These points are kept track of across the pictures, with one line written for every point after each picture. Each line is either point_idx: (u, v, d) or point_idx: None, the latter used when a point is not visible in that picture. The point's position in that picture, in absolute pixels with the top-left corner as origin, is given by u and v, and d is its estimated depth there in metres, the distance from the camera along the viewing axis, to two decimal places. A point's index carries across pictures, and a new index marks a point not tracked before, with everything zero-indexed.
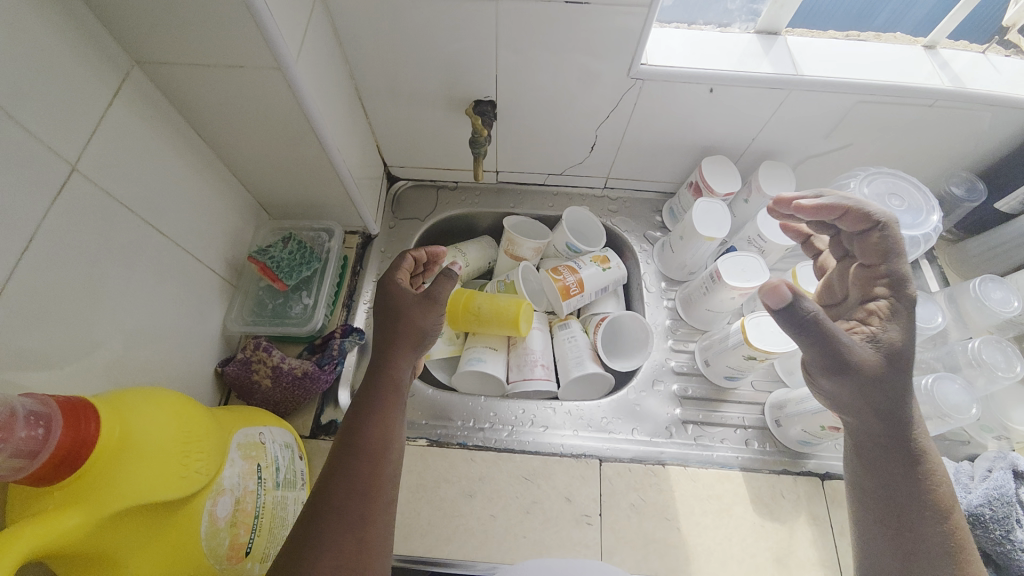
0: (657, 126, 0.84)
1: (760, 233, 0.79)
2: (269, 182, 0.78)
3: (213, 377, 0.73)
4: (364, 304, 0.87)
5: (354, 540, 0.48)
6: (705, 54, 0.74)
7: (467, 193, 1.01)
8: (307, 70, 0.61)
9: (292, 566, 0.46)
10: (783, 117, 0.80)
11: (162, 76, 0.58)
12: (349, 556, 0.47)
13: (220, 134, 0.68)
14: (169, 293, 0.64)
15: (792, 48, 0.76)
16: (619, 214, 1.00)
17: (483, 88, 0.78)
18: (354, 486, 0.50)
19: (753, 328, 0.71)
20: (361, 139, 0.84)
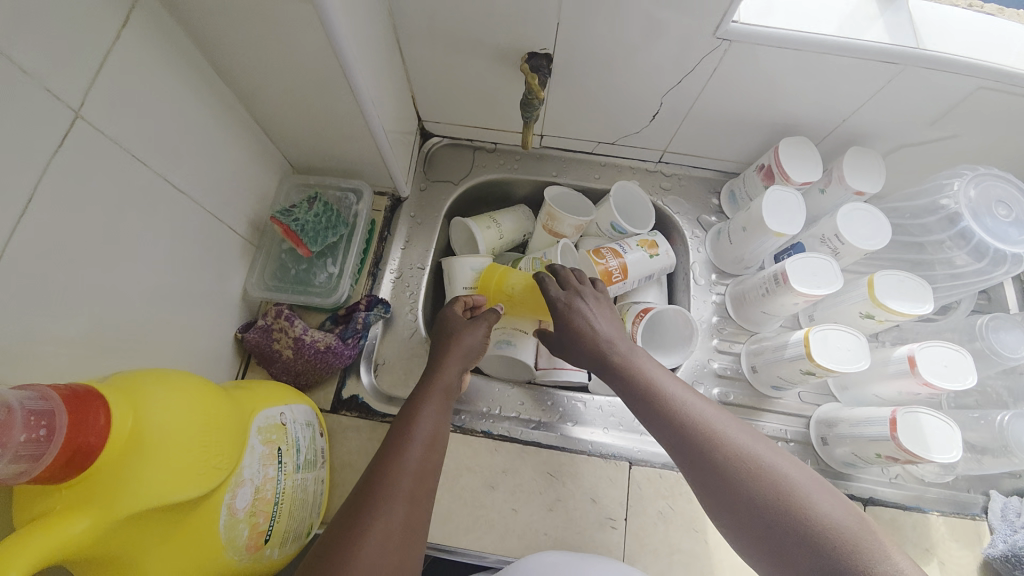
0: (733, 97, 0.72)
1: (838, 233, 0.69)
2: (294, 133, 0.70)
3: (234, 343, 0.70)
4: (390, 273, 0.82)
5: (404, 513, 0.49)
6: (810, 14, 0.62)
7: (506, 157, 0.92)
8: (344, 8, 0.52)
9: (349, 530, 0.46)
10: (886, 99, 0.68)
11: (177, 3, 0.49)
12: (401, 527, 0.48)
13: (242, 76, 0.59)
14: (187, 254, 0.59)
15: (914, 14, 0.64)
16: (671, 194, 0.91)
17: (542, 38, 0.67)
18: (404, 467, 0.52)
19: (818, 342, 0.64)
20: (397, 90, 0.75)
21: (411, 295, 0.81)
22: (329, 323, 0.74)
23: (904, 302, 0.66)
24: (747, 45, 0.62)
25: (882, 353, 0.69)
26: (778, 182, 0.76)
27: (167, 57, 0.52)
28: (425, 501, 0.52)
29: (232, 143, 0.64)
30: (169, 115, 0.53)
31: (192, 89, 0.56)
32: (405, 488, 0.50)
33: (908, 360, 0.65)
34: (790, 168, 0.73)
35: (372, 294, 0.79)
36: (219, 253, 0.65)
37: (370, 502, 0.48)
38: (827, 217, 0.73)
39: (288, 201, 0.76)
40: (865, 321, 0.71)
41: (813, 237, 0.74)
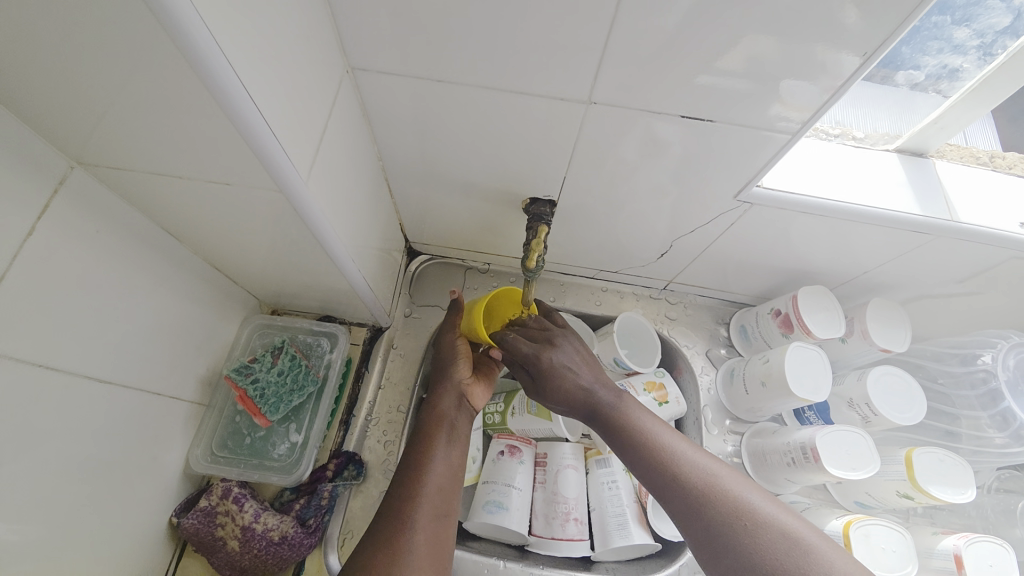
0: (746, 244, 0.68)
1: (869, 401, 0.63)
2: (265, 278, 0.63)
3: (167, 529, 0.58)
4: (365, 420, 0.71)
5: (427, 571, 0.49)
6: (831, 179, 0.59)
7: (500, 279, 0.85)
8: (321, 183, 0.46)
9: None
10: (913, 259, 0.64)
11: (120, 181, 0.43)
12: None
13: (200, 236, 0.52)
14: (113, 442, 0.50)
15: (942, 176, 0.61)
16: (677, 324, 0.84)
17: (540, 185, 0.63)
18: (421, 502, 0.53)
19: (861, 543, 0.57)
20: (384, 223, 0.68)
21: (390, 445, 0.70)
22: (288, 493, 0.64)
23: (945, 488, 0.59)
24: (769, 208, 0.60)
25: (920, 539, 0.62)
26: (797, 332, 0.70)
27: (101, 230, 0.45)
28: (445, 528, 0.54)
29: (183, 299, 0.57)
30: (102, 289, 0.46)
31: (136, 253, 0.49)
32: (426, 521, 0.52)
33: (954, 558, 0.57)
34: (812, 322, 0.67)
35: (342, 450, 0.68)
36: (156, 422, 0.55)
37: (391, 541, 0.50)
38: (853, 376, 0.66)
39: (251, 343, 0.68)
40: (901, 501, 0.62)
41: (839, 397, 0.67)
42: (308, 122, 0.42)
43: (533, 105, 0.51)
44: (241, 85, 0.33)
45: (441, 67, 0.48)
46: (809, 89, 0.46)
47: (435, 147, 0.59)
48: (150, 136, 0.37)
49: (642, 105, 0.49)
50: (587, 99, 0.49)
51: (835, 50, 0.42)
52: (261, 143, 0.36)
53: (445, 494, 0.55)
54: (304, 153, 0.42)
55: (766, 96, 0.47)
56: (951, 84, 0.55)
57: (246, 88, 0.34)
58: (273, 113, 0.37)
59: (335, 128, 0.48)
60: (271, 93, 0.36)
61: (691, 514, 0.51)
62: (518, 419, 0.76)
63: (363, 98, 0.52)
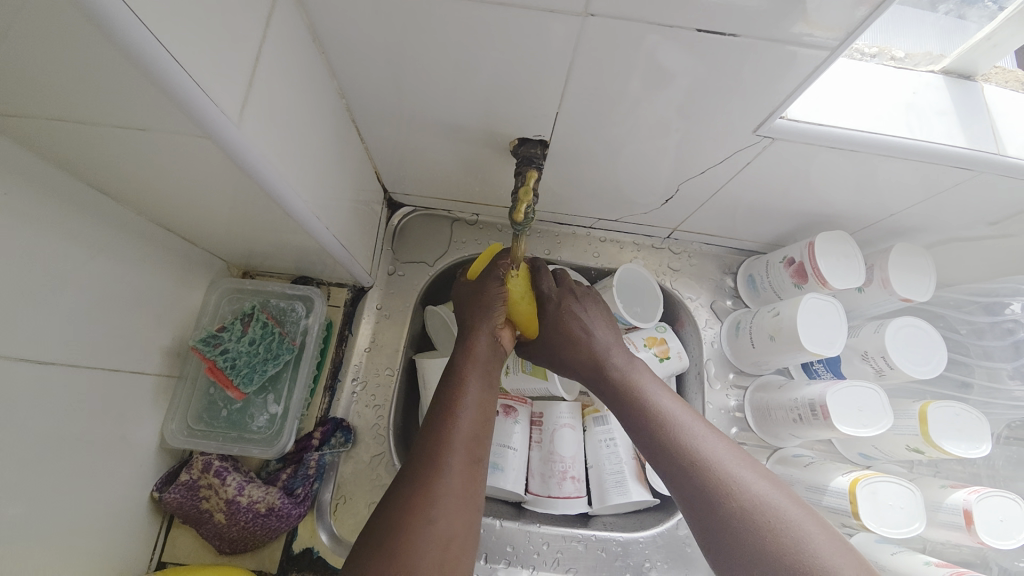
0: (761, 186, 0.61)
1: (884, 354, 0.60)
2: (227, 238, 0.57)
3: (150, 502, 0.57)
4: (352, 384, 0.68)
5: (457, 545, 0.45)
6: (864, 109, 0.51)
7: (490, 230, 0.78)
8: (261, 126, 0.39)
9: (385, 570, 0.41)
10: (948, 199, 0.57)
11: (18, 131, 0.36)
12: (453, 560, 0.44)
13: (136, 194, 0.46)
14: (74, 423, 0.46)
15: (991, 102, 0.53)
16: (681, 275, 0.79)
17: (529, 123, 0.55)
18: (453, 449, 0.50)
19: (867, 499, 0.55)
20: (355, 173, 0.61)
21: (379, 409, 0.67)
22: (274, 463, 0.62)
23: (959, 442, 0.57)
24: (793, 143, 0.52)
25: (927, 492, 0.60)
26: (811, 282, 0.65)
27: (10, 191, 0.38)
28: (480, 471, 0.51)
29: (131, 265, 0.51)
30: (26, 260, 0.40)
31: (60, 216, 0.42)
32: (462, 461, 0.50)
33: (964, 512, 0.56)
34: (828, 270, 0.62)
35: (328, 417, 0.65)
36: (121, 399, 0.52)
37: (429, 484, 0.47)
38: (870, 327, 0.62)
39: (220, 309, 0.63)
40: (910, 454, 0.60)
41: (853, 350, 0.63)
42: (235, 46, 0.34)
43: (517, 21, 0.42)
44: None
45: None
46: (843, 0, 0.37)
47: (405, 80, 0.50)
48: (26, 71, 0.29)
49: (650, 19, 0.41)
50: (582, 12, 0.40)
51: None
52: (167, 77, 0.29)
53: (476, 437, 0.52)
54: (233, 89, 0.34)
55: (790, 9, 0.39)
56: None
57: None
58: (179, 35, 0.29)
59: (274, 56, 0.39)
60: (170, 6, 0.28)
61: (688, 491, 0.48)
62: (511, 378, 0.71)
63: (311, 17, 0.43)
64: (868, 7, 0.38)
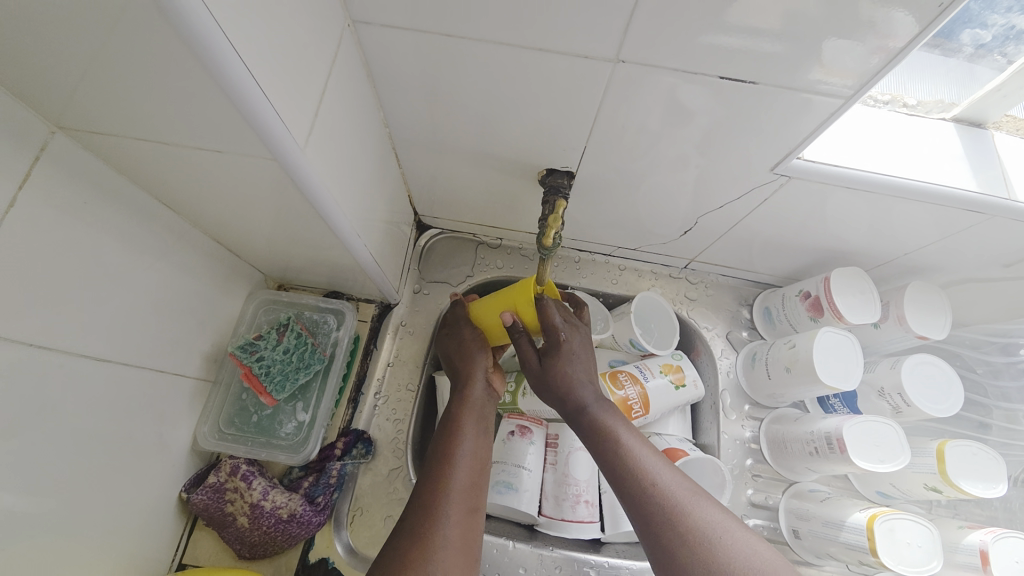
0: (777, 222, 0.64)
1: (902, 391, 0.60)
2: (269, 252, 0.61)
3: (178, 503, 0.59)
4: (374, 398, 0.70)
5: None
6: (876, 153, 0.54)
7: (513, 255, 0.81)
8: (320, 153, 0.43)
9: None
10: (963, 240, 0.59)
11: (105, 148, 0.40)
12: None
13: (195, 208, 0.50)
14: (118, 419, 0.49)
15: (1002, 150, 0.56)
16: (698, 305, 0.81)
17: (558, 156, 0.58)
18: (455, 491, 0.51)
19: (884, 536, 0.55)
20: (391, 195, 0.65)
21: (399, 423, 0.69)
22: (297, 471, 0.64)
23: (976, 483, 0.56)
24: (808, 183, 0.55)
25: (944, 532, 0.59)
26: (827, 316, 0.66)
27: (91, 202, 0.42)
28: (478, 516, 0.52)
29: (183, 274, 0.55)
30: (96, 263, 0.44)
31: (129, 225, 0.46)
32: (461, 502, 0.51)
33: (980, 554, 0.55)
34: (845, 306, 0.63)
35: (350, 428, 0.67)
36: (161, 398, 0.54)
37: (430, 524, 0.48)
38: (887, 364, 0.63)
39: (255, 319, 0.67)
40: (927, 493, 0.60)
41: (869, 385, 0.64)
42: (306, 82, 0.38)
43: (553, 66, 0.46)
44: (228, 42, 0.29)
45: (450, 21, 0.43)
46: (855, 48, 0.41)
47: (444, 113, 0.55)
48: (128, 96, 0.33)
49: (675, 67, 0.44)
50: (613, 59, 0.44)
51: (898, 2, 0.37)
52: (253, 109, 0.33)
53: (475, 481, 0.54)
54: (302, 120, 0.39)
55: (807, 58, 0.42)
56: (1017, 47, 0.49)
57: (233, 43, 0.30)
58: (267, 75, 0.33)
59: (336, 90, 0.44)
60: (262, 50, 0.33)
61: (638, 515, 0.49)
62: (529, 399, 0.74)
63: (367, 58, 0.48)
64: (881, 57, 0.41)
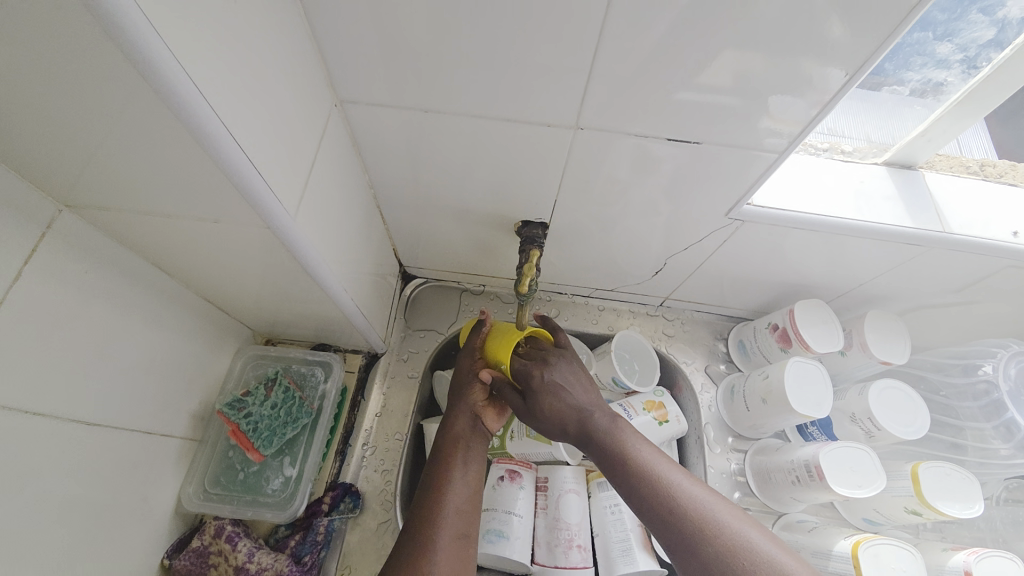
0: (741, 259, 0.68)
1: (871, 416, 0.63)
2: (258, 309, 0.63)
3: (159, 571, 0.57)
4: (362, 449, 0.70)
5: None
6: (823, 196, 0.60)
7: (495, 300, 0.84)
8: (309, 218, 0.46)
9: None
10: (910, 270, 0.64)
11: (108, 221, 0.43)
12: None
13: (189, 271, 0.52)
14: (102, 484, 0.49)
15: (933, 188, 0.62)
16: (676, 341, 0.84)
17: (531, 208, 0.63)
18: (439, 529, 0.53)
19: (870, 563, 0.56)
20: (377, 249, 0.68)
21: (387, 474, 0.69)
22: (283, 530, 0.63)
23: (952, 503, 0.58)
24: (763, 224, 0.60)
25: (930, 555, 0.60)
26: (795, 346, 0.70)
27: (90, 271, 0.44)
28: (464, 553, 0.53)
29: (173, 333, 0.56)
30: (90, 329, 0.46)
31: (125, 290, 0.49)
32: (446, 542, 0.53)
33: (964, 575, 0.56)
34: (810, 336, 0.67)
35: (338, 481, 0.67)
36: (146, 461, 0.54)
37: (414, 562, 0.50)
38: (855, 390, 0.66)
39: (243, 375, 0.68)
40: (909, 516, 0.61)
41: (842, 412, 0.67)
42: (297, 156, 0.42)
43: (522, 132, 0.51)
44: (231, 137, 0.34)
45: (429, 97, 0.48)
46: (798, 102, 0.46)
47: (425, 174, 0.59)
48: (134, 178, 0.36)
49: (629, 129, 0.50)
50: (575, 125, 0.50)
51: (834, 62, 0.42)
52: (252, 188, 0.37)
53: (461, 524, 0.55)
54: (292, 189, 0.42)
55: (755, 110, 0.47)
56: (937, 96, 0.55)
57: (235, 137, 0.34)
58: (260, 156, 0.37)
59: (324, 159, 0.48)
60: (258, 137, 0.37)
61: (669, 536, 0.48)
62: (517, 443, 0.74)
63: (353, 130, 0.53)
64: (819, 108, 0.46)
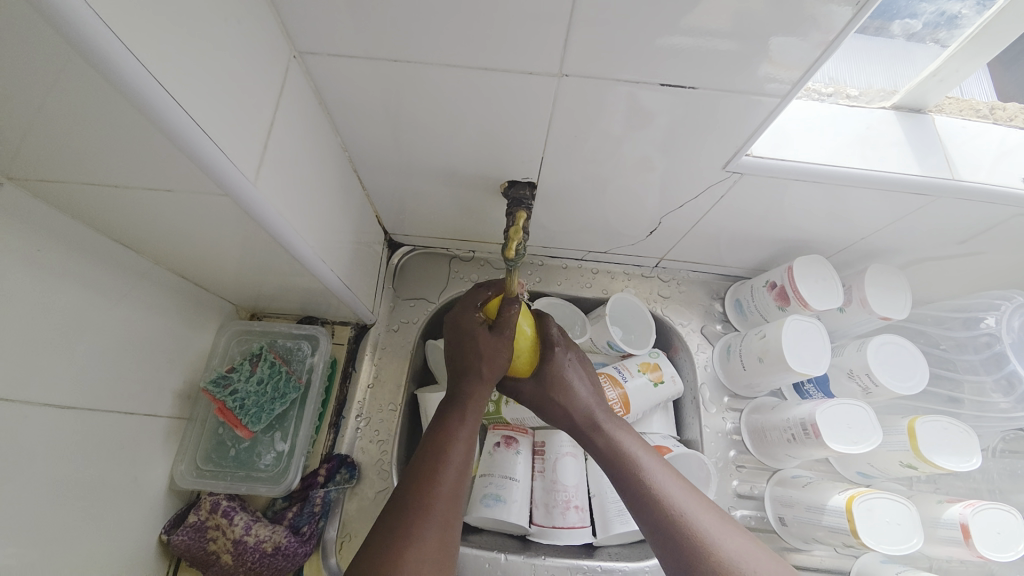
0: (739, 215, 0.65)
1: (869, 371, 0.62)
2: (238, 283, 0.61)
3: (159, 546, 0.58)
4: (355, 421, 0.70)
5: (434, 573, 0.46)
6: (826, 145, 0.56)
7: (486, 266, 0.82)
8: (275, 185, 0.43)
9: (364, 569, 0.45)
10: (914, 222, 0.61)
11: (55, 196, 0.40)
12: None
13: (156, 247, 0.49)
14: (87, 468, 0.48)
15: (943, 133, 0.58)
16: (671, 302, 0.82)
17: (518, 168, 0.59)
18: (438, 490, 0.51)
19: (864, 517, 0.56)
20: (357, 217, 0.65)
21: (382, 444, 0.69)
22: (281, 502, 0.63)
23: (950, 456, 0.58)
24: (760, 178, 0.57)
25: (925, 508, 0.60)
26: (793, 304, 0.68)
27: (45, 250, 0.42)
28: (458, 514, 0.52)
29: (147, 312, 0.54)
30: (55, 311, 0.44)
31: (88, 269, 0.46)
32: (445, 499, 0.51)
33: (961, 527, 0.56)
34: (809, 293, 0.65)
35: (333, 453, 0.67)
36: (133, 441, 0.54)
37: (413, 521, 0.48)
38: (853, 347, 0.65)
39: (228, 351, 0.66)
40: (905, 470, 0.61)
41: (839, 369, 0.66)
42: (254, 116, 0.39)
43: (502, 83, 0.47)
44: (177, 101, 0.31)
45: (396, 45, 0.44)
46: (801, 44, 0.42)
47: (401, 135, 0.55)
48: (68, 144, 0.33)
49: (618, 77, 0.46)
50: (558, 73, 0.46)
51: None
52: (205, 156, 0.34)
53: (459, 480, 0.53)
54: (252, 154, 0.39)
55: (754, 55, 0.43)
56: (949, 32, 0.52)
57: (179, 99, 0.31)
58: (209, 118, 0.34)
59: (287, 120, 0.44)
60: (207, 97, 0.33)
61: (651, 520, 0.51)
62: (512, 408, 0.74)
63: (318, 86, 0.49)
64: (822, 50, 0.42)
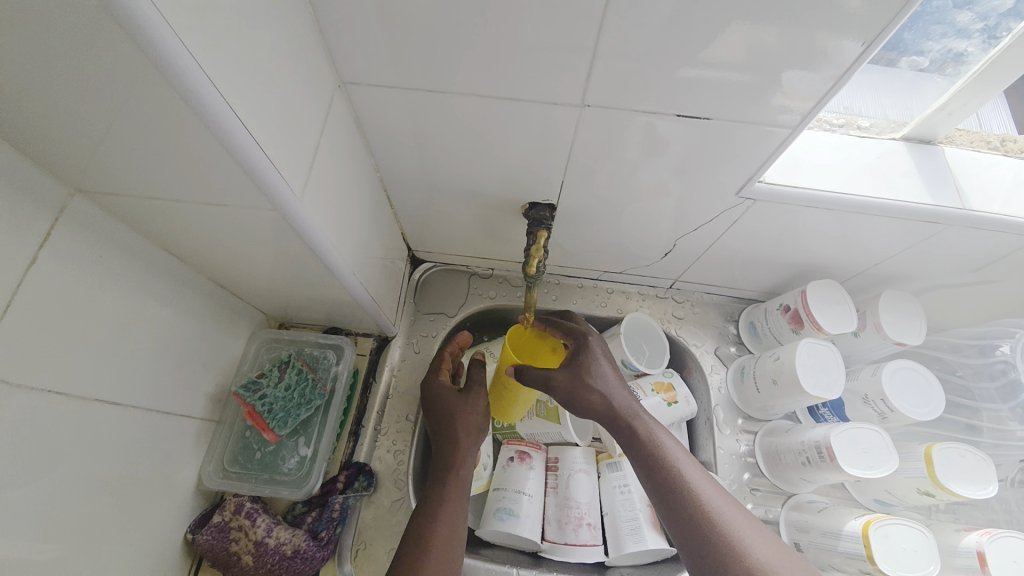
0: (752, 239, 0.67)
1: (884, 396, 0.62)
2: (271, 293, 0.64)
3: (183, 545, 0.60)
4: (374, 430, 0.72)
5: None
6: (837, 173, 0.58)
7: (503, 284, 0.85)
8: (317, 201, 0.46)
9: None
10: (927, 249, 0.62)
11: (119, 207, 0.44)
12: None
13: (201, 257, 0.53)
14: (125, 462, 0.51)
15: (953, 164, 0.60)
16: (685, 323, 0.83)
17: (538, 190, 0.62)
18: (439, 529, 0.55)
19: (881, 542, 0.56)
20: (385, 233, 0.68)
21: (399, 454, 0.70)
22: (300, 506, 0.65)
23: (967, 484, 0.57)
24: (773, 203, 0.59)
25: (941, 536, 0.60)
26: (807, 327, 0.69)
27: (106, 256, 0.46)
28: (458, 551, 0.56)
29: (188, 317, 0.58)
30: (109, 312, 0.47)
31: (139, 275, 0.50)
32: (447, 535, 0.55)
33: (978, 555, 0.56)
34: (822, 317, 0.66)
35: (352, 461, 0.69)
36: (167, 440, 0.56)
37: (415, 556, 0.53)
38: (868, 371, 0.65)
39: (257, 358, 0.69)
40: (922, 497, 0.61)
41: (853, 393, 0.66)
42: (302, 139, 0.43)
43: (527, 111, 0.51)
44: (243, 126, 0.35)
45: (431, 77, 0.48)
46: (813, 79, 0.45)
47: (430, 158, 0.59)
48: (140, 161, 0.37)
49: (635, 107, 0.49)
50: (579, 103, 0.49)
51: (849, 35, 0.41)
52: (260, 174, 0.37)
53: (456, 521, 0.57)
54: (299, 173, 0.43)
55: (766, 88, 0.46)
56: (956, 69, 0.53)
57: (244, 123, 0.35)
58: (266, 141, 0.38)
59: (329, 143, 0.48)
60: (264, 122, 0.37)
61: (688, 540, 0.50)
62: (527, 423, 0.76)
63: (357, 112, 0.53)
64: (831, 83, 0.45)
